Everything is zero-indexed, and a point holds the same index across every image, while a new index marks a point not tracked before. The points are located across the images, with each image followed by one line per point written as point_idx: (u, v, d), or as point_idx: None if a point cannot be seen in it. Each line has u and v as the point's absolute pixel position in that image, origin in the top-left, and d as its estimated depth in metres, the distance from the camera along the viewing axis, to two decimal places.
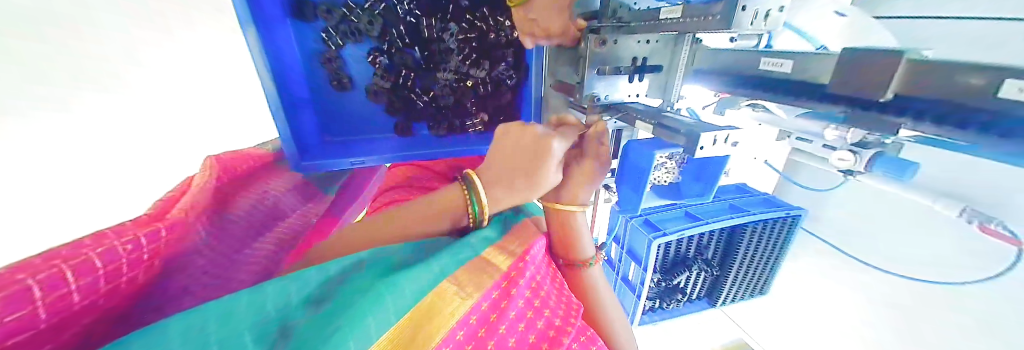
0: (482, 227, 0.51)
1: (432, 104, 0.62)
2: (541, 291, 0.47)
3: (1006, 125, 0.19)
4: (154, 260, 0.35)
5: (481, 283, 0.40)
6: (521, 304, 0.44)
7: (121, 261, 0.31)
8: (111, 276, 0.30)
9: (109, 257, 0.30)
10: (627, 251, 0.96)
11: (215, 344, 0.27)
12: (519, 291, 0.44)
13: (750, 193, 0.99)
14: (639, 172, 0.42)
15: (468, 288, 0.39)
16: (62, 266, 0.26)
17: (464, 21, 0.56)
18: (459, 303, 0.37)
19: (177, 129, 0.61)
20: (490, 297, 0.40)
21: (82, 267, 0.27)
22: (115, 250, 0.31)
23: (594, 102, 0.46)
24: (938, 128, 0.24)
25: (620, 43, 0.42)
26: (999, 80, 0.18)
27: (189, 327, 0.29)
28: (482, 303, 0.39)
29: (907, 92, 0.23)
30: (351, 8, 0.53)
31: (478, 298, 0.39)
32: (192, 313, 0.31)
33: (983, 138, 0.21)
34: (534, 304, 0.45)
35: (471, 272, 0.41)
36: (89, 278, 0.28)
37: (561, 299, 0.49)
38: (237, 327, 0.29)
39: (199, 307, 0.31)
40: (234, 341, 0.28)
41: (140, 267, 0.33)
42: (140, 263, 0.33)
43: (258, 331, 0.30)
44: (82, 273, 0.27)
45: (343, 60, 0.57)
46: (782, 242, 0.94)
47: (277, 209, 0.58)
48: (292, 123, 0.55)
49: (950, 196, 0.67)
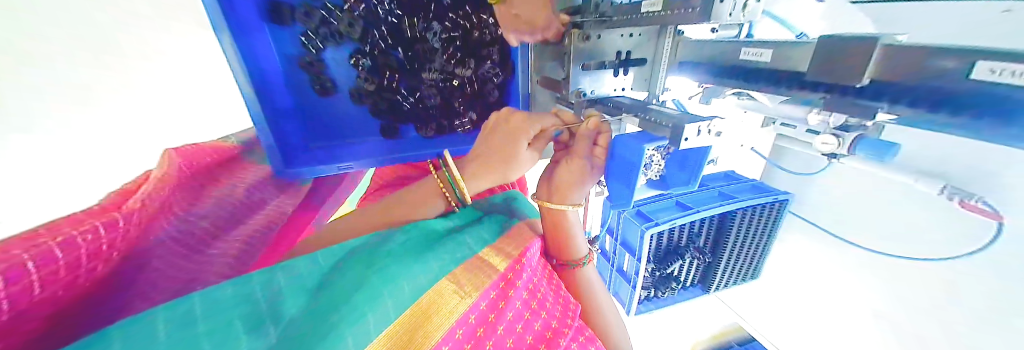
0: (477, 228, 0.51)
1: (418, 104, 0.62)
2: (537, 293, 0.47)
3: (972, 105, 0.20)
4: (111, 253, 0.36)
5: (477, 282, 0.41)
6: (518, 305, 0.44)
7: (81, 252, 0.32)
8: (73, 267, 0.31)
9: (68, 246, 0.31)
10: (621, 243, 0.97)
11: (208, 332, 0.28)
12: (517, 292, 0.44)
13: (740, 180, 1.01)
14: (629, 165, 0.42)
15: (466, 287, 0.40)
16: (24, 256, 0.28)
17: (447, 20, 0.55)
18: (458, 303, 0.38)
19: (131, 131, 0.59)
20: (488, 297, 0.41)
21: (45, 256, 0.29)
22: (75, 240, 0.32)
23: (580, 97, 0.47)
24: (914, 111, 0.24)
25: (603, 38, 0.42)
26: (972, 62, 0.19)
27: (181, 320, 0.29)
28: (480, 303, 0.39)
29: (883, 78, 0.24)
30: (330, 10, 0.52)
31: (477, 298, 0.39)
32: (185, 301, 0.31)
33: (960, 119, 0.22)
34: (530, 305, 0.45)
35: (467, 270, 0.42)
36: (52, 265, 0.29)
37: (558, 299, 0.49)
38: (230, 318, 0.30)
39: (189, 297, 0.32)
40: (227, 332, 0.29)
41: (101, 259, 0.34)
42: (100, 254, 0.34)
43: (250, 320, 0.31)
44: (43, 262, 0.28)
45: (324, 63, 0.56)
46: (770, 227, 0.96)
47: (250, 200, 0.57)
48: (274, 130, 0.55)
49: (933, 175, 0.69)
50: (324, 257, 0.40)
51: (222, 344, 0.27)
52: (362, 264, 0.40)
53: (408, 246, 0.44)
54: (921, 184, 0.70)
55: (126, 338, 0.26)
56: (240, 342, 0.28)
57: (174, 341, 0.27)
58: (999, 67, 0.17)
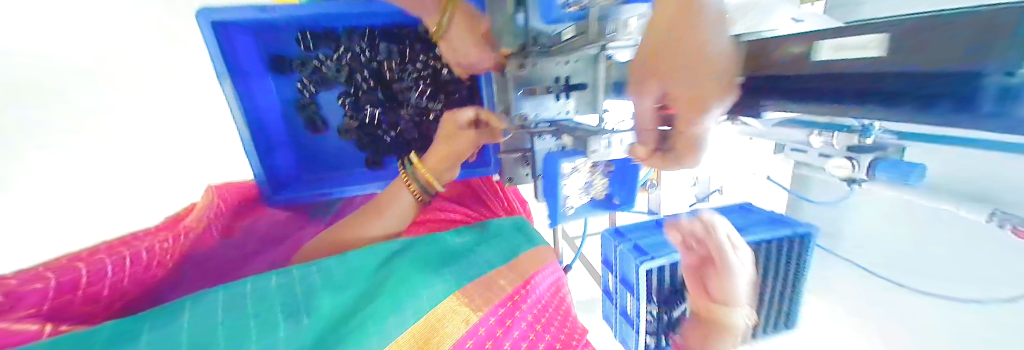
0: (488, 252, 0.52)
1: (399, 138, 0.66)
2: (541, 319, 0.44)
3: (836, 87, 0.18)
4: (157, 269, 0.42)
5: (488, 299, 0.42)
6: (524, 325, 0.42)
7: (129, 267, 0.39)
8: (124, 274, 0.38)
9: (115, 265, 0.37)
10: (621, 279, 0.91)
11: (255, 316, 0.33)
12: (523, 312, 0.43)
13: (756, 212, 0.93)
14: (550, 180, 0.42)
15: (477, 301, 0.41)
16: (77, 265, 0.35)
17: (419, 61, 0.61)
18: (470, 314, 0.39)
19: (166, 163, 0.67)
20: (497, 313, 0.41)
21: (96, 270, 0.36)
22: (143, 249, 0.42)
23: (524, 121, 0.47)
24: (797, 107, 0.22)
25: (541, 65, 0.44)
26: (816, 43, 0.19)
27: (236, 302, 0.35)
28: (489, 318, 0.39)
29: (752, 76, 0.23)
30: (322, 60, 0.61)
31: (486, 312, 0.40)
32: (237, 285, 0.37)
33: (830, 110, 0.20)
34: (535, 327, 0.43)
35: (480, 285, 0.44)
36: (101, 278, 0.36)
37: (564, 322, 0.46)
38: (273, 305, 0.35)
39: (244, 281, 0.38)
40: (270, 320, 0.33)
41: (163, 262, 0.43)
42: (150, 267, 0.41)
43: (288, 308, 0.35)
44: (94, 270, 0.36)
45: (318, 104, 0.64)
46: (798, 265, 0.85)
47: (275, 232, 0.60)
48: (269, 159, 0.63)
49: (981, 200, 0.59)
50: (353, 260, 0.43)
51: (265, 330, 0.31)
52: (387, 273, 0.42)
53: (428, 259, 0.47)
54: (966, 211, 0.60)
55: (192, 317, 0.32)
56: (278, 329, 0.32)
57: (231, 325, 0.31)
58: (843, 41, 0.18)
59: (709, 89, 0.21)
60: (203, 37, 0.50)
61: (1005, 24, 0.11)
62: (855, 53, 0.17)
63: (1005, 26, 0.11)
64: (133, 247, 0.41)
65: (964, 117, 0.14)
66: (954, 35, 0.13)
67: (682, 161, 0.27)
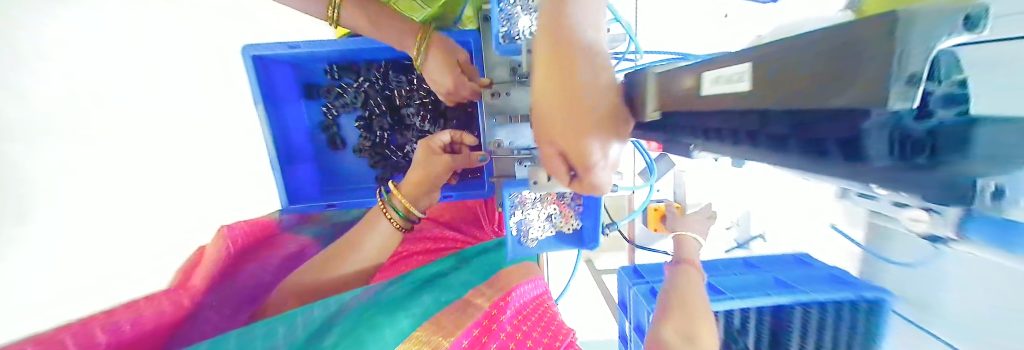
0: (465, 273, 0.58)
1: (405, 158, 0.71)
2: (519, 333, 0.50)
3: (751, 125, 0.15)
4: (161, 326, 0.37)
5: (462, 321, 0.48)
6: (503, 336, 0.48)
7: (126, 331, 0.34)
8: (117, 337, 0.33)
9: (103, 333, 0.32)
10: (636, 326, 0.82)
11: None
12: (500, 326, 0.50)
13: (812, 266, 0.78)
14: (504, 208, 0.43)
15: (447, 330, 0.46)
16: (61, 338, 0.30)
17: (424, 89, 0.66)
18: (442, 340, 0.45)
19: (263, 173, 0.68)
20: (470, 335, 0.47)
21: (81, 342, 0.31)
22: (139, 310, 0.36)
23: (499, 148, 0.48)
24: (718, 148, 0.19)
25: (513, 94, 0.43)
26: (700, 77, 0.17)
27: None
28: (461, 340, 0.45)
29: (660, 111, 0.21)
30: (344, 87, 0.68)
31: (458, 337, 0.45)
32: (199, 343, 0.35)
33: (749, 153, 0.16)
34: (517, 336, 0.49)
35: (451, 312, 0.49)
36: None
37: (547, 331, 0.52)
38: None
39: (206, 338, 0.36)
40: None
41: (171, 315, 0.39)
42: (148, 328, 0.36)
43: None
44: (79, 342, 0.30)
45: (339, 126, 0.72)
46: (866, 336, 0.68)
47: (299, 257, 0.57)
48: (287, 175, 0.68)
49: None
50: (319, 311, 0.42)
51: None
52: (355, 316, 0.44)
53: (400, 294, 0.49)
54: None
55: None
56: None
57: None
58: (717, 73, 0.16)
59: (599, 105, 0.21)
60: (247, 72, 0.60)
61: (877, 28, 0.09)
62: (732, 85, 0.15)
63: (881, 30, 0.09)
64: (132, 307, 0.36)
65: (849, 171, 0.13)
66: (827, 49, 0.11)
67: (597, 180, 0.26)
